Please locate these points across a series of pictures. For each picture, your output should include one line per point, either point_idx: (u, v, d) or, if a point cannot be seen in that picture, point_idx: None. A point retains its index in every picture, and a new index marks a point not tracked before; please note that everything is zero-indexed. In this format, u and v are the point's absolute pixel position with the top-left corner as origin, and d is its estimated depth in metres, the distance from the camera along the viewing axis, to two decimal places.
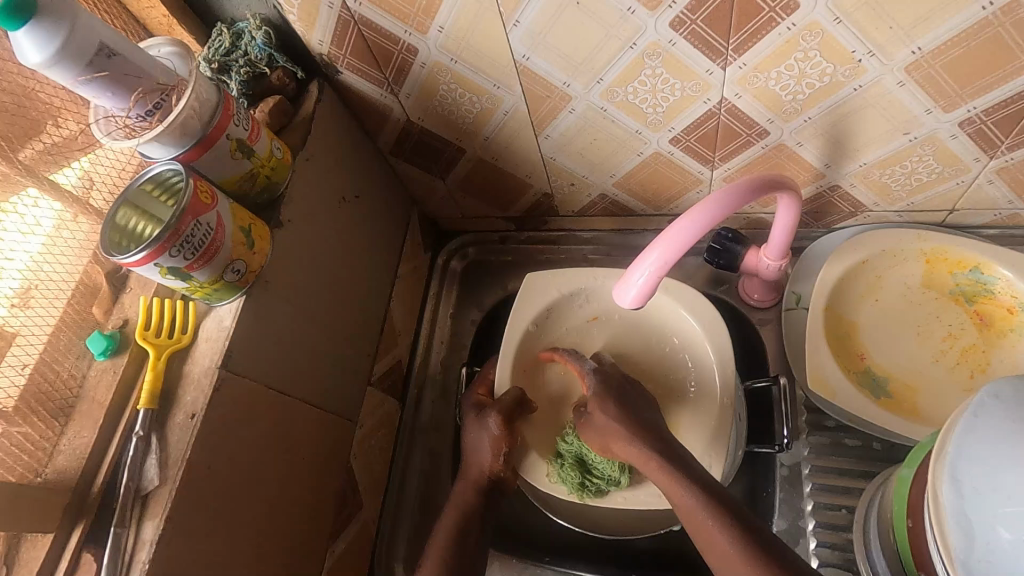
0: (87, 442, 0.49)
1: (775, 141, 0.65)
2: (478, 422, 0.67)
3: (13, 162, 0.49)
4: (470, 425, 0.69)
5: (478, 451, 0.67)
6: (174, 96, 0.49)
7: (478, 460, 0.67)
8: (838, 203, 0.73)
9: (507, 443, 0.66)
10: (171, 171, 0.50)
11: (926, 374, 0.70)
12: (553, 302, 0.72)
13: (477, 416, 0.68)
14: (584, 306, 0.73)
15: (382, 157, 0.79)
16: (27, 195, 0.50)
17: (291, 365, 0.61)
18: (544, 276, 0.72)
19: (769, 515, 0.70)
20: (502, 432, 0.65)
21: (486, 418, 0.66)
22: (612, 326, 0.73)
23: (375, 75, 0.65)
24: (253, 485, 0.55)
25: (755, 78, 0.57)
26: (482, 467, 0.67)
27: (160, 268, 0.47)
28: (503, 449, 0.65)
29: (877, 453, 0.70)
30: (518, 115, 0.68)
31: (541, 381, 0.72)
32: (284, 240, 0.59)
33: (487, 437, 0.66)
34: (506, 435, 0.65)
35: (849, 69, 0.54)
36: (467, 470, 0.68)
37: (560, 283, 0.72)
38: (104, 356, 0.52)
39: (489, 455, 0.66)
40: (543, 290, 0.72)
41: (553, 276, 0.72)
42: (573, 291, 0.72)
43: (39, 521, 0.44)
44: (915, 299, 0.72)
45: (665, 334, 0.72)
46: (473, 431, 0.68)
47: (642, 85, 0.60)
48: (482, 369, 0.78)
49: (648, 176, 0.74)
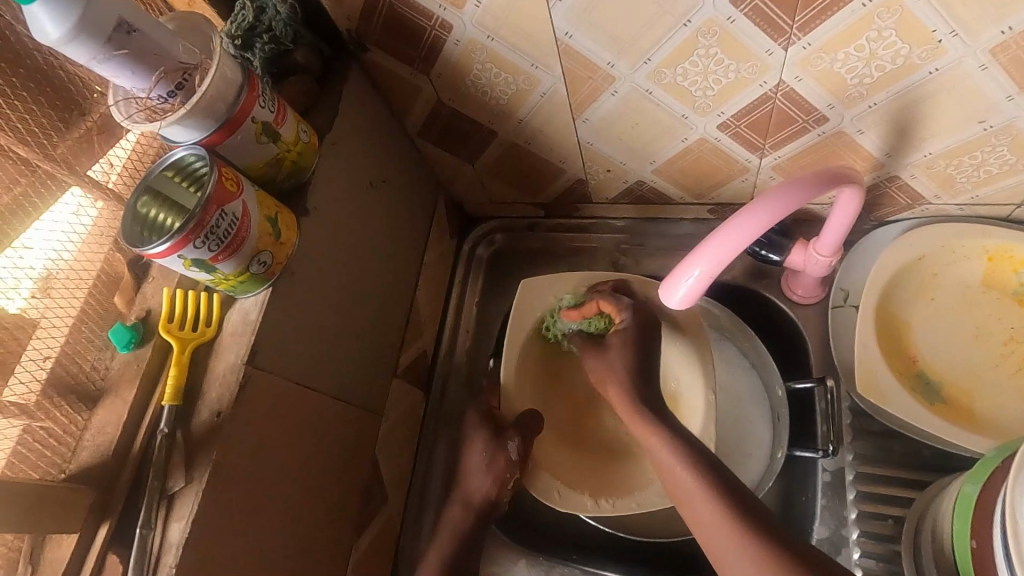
0: (110, 438, 0.47)
1: (834, 128, 0.60)
2: (495, 442, 0.68)
3: (51, 155, 0.47)
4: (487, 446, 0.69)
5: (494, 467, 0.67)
6: (196, 75, 0.46)
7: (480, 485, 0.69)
8: (895, 195, 0.68)
9: (519, 470, 0.67)
10: (194, 156, 0.47)
11: (983, 379, 0.66)
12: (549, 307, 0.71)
13: (500, 437, 0.68)
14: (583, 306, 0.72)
15: (409, 139, 0.76)
16: (72, 195, 0.49)
17: (319, 360, 0.58)
18: (538, 286, 0.70)
19: (810, 522, 0.67)
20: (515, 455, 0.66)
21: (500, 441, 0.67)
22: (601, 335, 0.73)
23: (406, 53, 0.61)
24: (281, 483, 0.54)
25: (820, 59, 0.52)
26: (486, 492, 0.69)
27: (184, 259, 0.44)
28: (514, 473, 0.68)
29: (929, 461, 0.66)
30: (556, 97, 0.63)
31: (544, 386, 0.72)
32: (311, 229, 0.56)
33: (498, 460, 0.68)
34: (523, 463, 0.66)
35: (926, 50, 0.49)
36: (471, 496, 0.69)
37: (554, 291, 0.71)
38: (127, 349, 0.50)
39: (495, 482, 0.68)
40: (535, 300, 0.70)
41: (545, 286, 0.70)
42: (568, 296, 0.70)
43: (65, 522, 0.43)
44: (974, 298, 0.68)
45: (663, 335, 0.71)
46: (485, 456, 0.68)
47: (693, 66, 0.55)
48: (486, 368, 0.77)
49: (691, 163, 0.70)
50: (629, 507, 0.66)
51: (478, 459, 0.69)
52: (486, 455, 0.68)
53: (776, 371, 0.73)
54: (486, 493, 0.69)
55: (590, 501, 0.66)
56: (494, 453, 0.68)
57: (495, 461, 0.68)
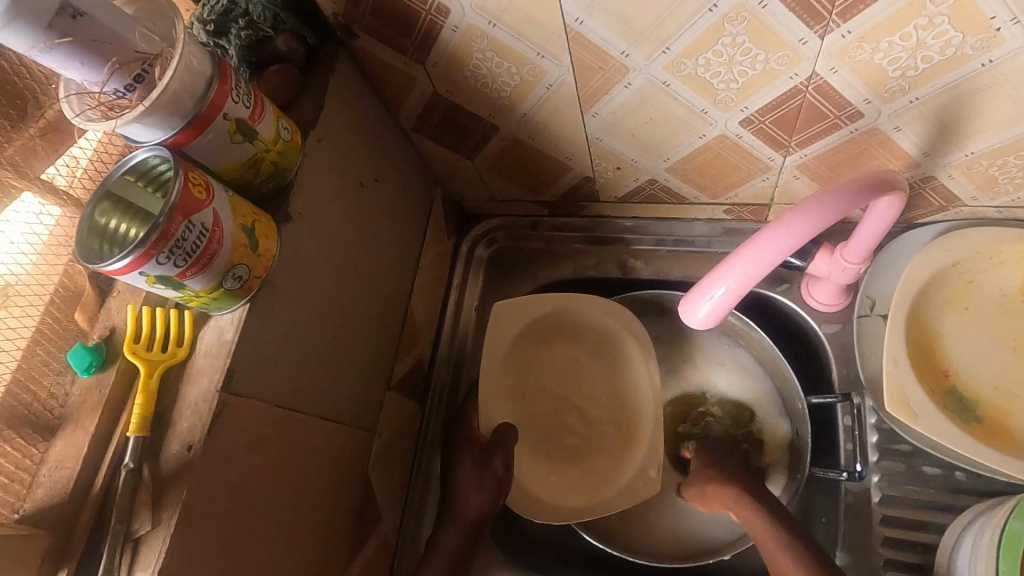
0: (69, 474, 0.42)
1: (868, 124, 0.54)
2: (481, 461, 0.67)
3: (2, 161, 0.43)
4: (470, 463, 0.68)
5: (476, 492, 0.67)
6: (157, 66, 0.40)
7: (477, 503, 0.66)
8: (929, 196, 0.62)
9: (505, 486, 0.67)
10: (157, 158, 0.42)
11: (1019, 395, 0.62)
12: (526, 321, 0.74)
13: (484, 457, 0.67)
14: (547, 325, 0.76)
15: (404, 133, 0.70)
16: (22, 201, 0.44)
17: (305, 378, 0.53)
18: (514, 303, 0.74)
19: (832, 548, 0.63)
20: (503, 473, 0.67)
21: (488, 458, 0.67)
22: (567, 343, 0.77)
23: (397, 40, 0.56)
24: (263, 516, 0.49)
25: (859, 49, 0.46)
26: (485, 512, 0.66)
27: (147, 277, 0.39)
28: (502, 492, 0.67)
29: (960, 483, 0.63)
30: (563, 90, 0.58)
31: (523, 393, 0.75)
32: (295, 236, 0.51)
33: (487, 478, 0.67)
34: (508, 478, 0.67)
35: (981, 40, 0.44)
36: (462, 517, 0.66)
37: (530, 308, 0.74)
38: (88, 373, 0.45)
39: (489, 498, 0.67)
40: (512, 316, 0.73)
41: (527, 302, 0.74)
42: (534, 320, 0.75)
43: (15, 574, 0.38)
44: (1011, 309, 0.63)
45: (617, 350, 0.77)
46: (473, 471, 0.67)
47: (717, 56, 0.50)
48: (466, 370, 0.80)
49: (709, 161, 0.64)
50: (594, 512, 0.70)
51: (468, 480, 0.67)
52: (475, 474, 0.67)
53: (794, 382, 0.70)
54: (480, 511, 0.66)
55: (559, 508, 0.70)
56: (481, 471, 0.67)
57: (483, 481, 0.67)
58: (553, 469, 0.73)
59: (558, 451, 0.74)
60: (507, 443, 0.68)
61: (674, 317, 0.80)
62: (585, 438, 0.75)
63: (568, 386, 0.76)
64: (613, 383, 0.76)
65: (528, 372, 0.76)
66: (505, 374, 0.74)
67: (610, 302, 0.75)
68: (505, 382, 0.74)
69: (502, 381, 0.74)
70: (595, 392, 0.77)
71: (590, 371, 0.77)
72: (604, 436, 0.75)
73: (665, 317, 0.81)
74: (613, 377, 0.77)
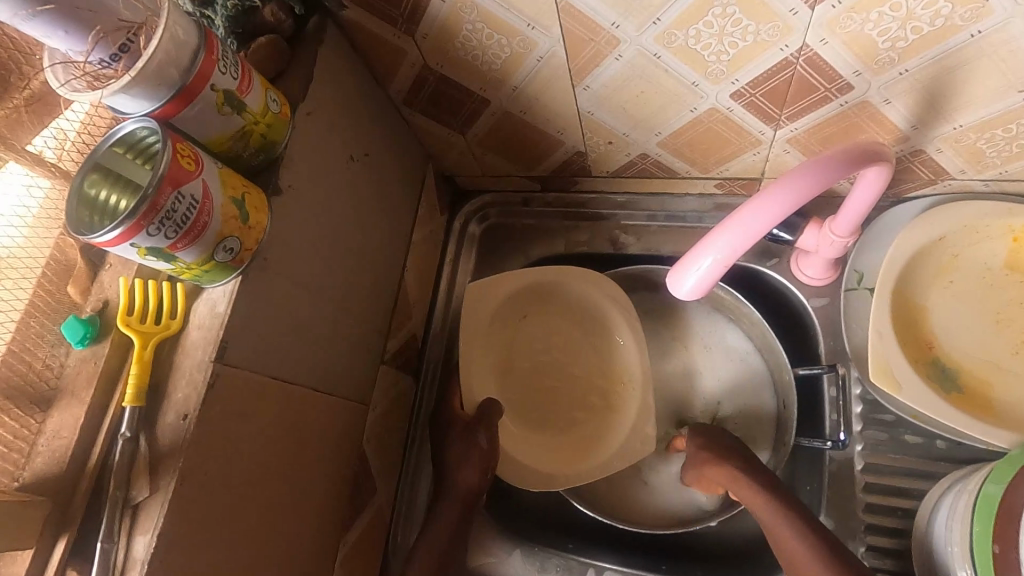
0: (67, 443, 0.43)
1: (858, 97, 0.54)
2: (467, 438, 0.68)
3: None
4: (456, 440, 0.68)
5: (462, 468, 0.67)
6: (143, 36, 0.40)
7: (466, 478, 0.67)
8: (917, 169, 0.63)
9: (492, 458, 0.68)
10: (145, 129, 0.42)
11: (1001, 366, 0.63)
12: (506, 297, 0.75)
13: (469, 432, 0.68)
14: (529, 299, 0.77)
15: (395, 108, 0.70)
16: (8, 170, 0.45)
17: (299, 351, 0.54)
18: (490, 284, 0.74)
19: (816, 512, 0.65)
20: (491, 448, 0.68)
21: (474, 434, 0.68)
22: (551, 314, 0.78)
23: (386, 11, 0.55)
24: (260, 484, 0.50)
25: (849, 20, 0.46)
26: (472, 484, 0.67)
27: (138, 248, 0.39)
28: (490, 466, 0.68)
29: (940, 451, 0.64)
30: (554, 62, 0.57)
31: (507, 365, 0.76)
32: (286, 210, 0.51)
33: (474, 454, 0.67)
34: (494, 449, 0.68)
35: (970, 10, 0.43)
36: (454, 489, 0.67)
37: (508, 286, 0.74)
38: (83, 344, 0.45)
39: (477, 473, 0.67)
40: (491, 293, 0.74)
41: (507, 278, 0.74)
42: (516, 295, 0.76)
43: (16, 539, 0.39)
44: (995, 281, 0.64)
45: (602, 323, 0.78)
46: (459, 451, 0.67)
47: (708, 27, 0.49)
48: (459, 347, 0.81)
49: (700, 135, 0.64)
50: (582, 476, 0.72)
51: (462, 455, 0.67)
52: (462, 449, 0.67)
53: (782, 354, 0.72)
54: (472, 485, 0.67)
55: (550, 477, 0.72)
56: (468, 446, 0.68)
57: (468, 455, 0.67)
58: (541, 438, 0.74)
59: (541, 420, 0.76)
60: (491, 417, 0.70)
61: (665, 292, 0.81)
62: (574, 408, 0.77)
63: (552, 357, 0.78)
64: (598, 353, 0.78)
65: (513, 346, 0.77)
66: (489, 349, 0.75)
67: (596, 276, 0.76)
68: (490, 356, 0.75)
69: (488, 355, 0.75)
70: (583, 362, 0.78)
71: (576, 345, 0.78)
72: (590, 406, 0.76)
73: (655, 292, 0.81)
74: (599, 349, 0.78)
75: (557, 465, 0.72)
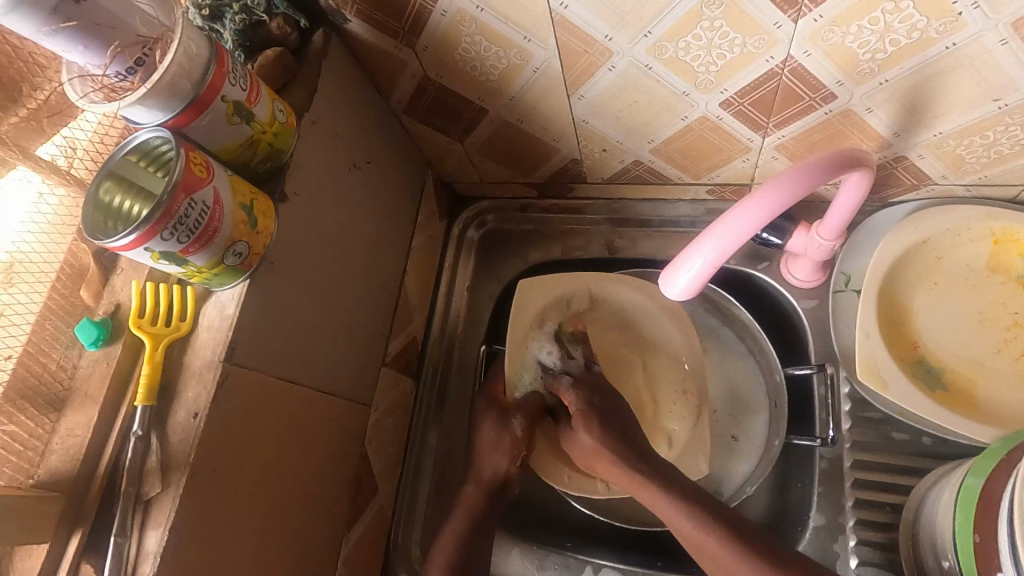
0: (81, 442, 0.45)
1: (842, 106, 0.57)
2: (501, 420, 0.67)
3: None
4: (489, 425, 0.68)
5: (490, 452, 0.67)
6: (158, 50, 0.42)
7: (496, 463, 0.66)
8: (901, 175, 0.65)
9: (526, 446, 0.67)
10: (159, 139, 0.44)
11: (984, 364, 0.65)
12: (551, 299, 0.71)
13: (504, 418, 0.67)
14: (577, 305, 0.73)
15: (396, 116, 0.72)
16: (16, 174, 0.46)
17: (304, 352, 0.56)
18: (536, 283, 0.71)
19: (806, 509, 0.67)
20: (525, 434, 0.66)
21: (510, 419, 0.67)
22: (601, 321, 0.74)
23: (389, 25, 0.57)
24: (266, 481, 0.52)
25: (831, 33, 0.48)
26: (501, 468, 0.66)
27: (152, 252, 0.41)
28: (521, 452, 0.66)
29: (927, 448, 0.67)
30: (550, 73, 0.60)
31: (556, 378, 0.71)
32: (292, 216, 0.53)
33: (508, 439, 0.66)
34: (527, 437, 0.67)
35: (945, 24, 0.46)
36: (480, 473, 0.66)
37: (551, 288, 0.71)
38: (96, 346, 0.47)
39: (507, 458, 0.66)
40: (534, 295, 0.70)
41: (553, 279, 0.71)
42: (566, 296, 0.72)
43: (32, 533, 0.40)
44: (978, 283, 0.66)
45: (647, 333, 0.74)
46: (492, 433, 0.67)
47: (697, 40, 0.51)
48: (458, 349, 0.82)
49: (691, 142, 0.66)
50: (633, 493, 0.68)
51: (489, 436, 0.67)
52: (493, 435, 0.67)
53: (773, 355, 0.74)
54: (500, 470, 0.66)
55: (601, 486, 0.69)
56: (500, 429, 0.67)
57: (501, 439, 0.66)
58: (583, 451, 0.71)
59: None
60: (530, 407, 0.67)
61: None
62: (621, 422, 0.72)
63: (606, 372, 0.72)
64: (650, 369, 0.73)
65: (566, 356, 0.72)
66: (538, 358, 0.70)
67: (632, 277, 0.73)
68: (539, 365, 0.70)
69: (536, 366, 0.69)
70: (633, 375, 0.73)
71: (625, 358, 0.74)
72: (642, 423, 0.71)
73: None
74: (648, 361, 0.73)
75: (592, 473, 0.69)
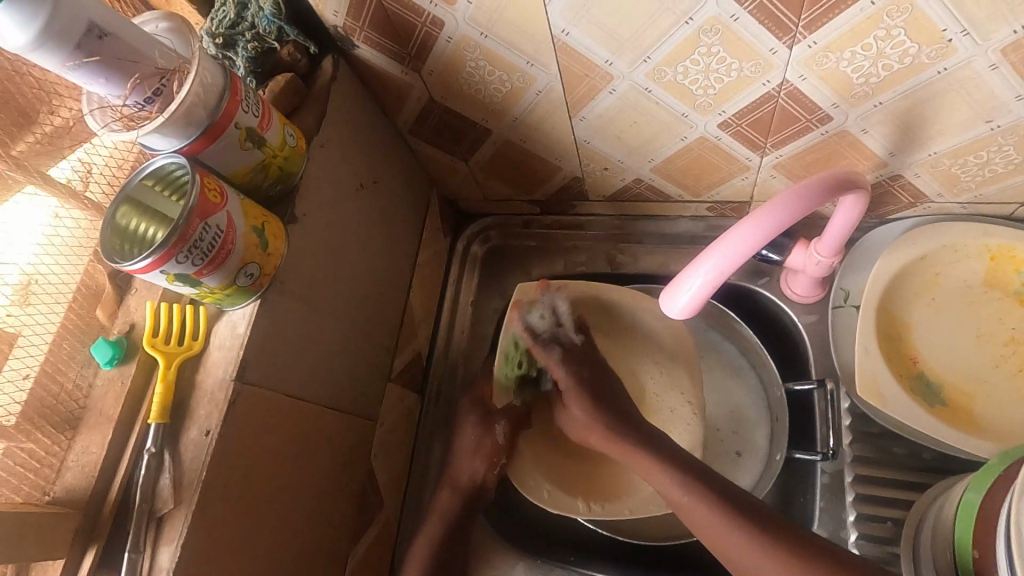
0: (96, 459, 0.46)
1: (837, 126, 0.58)
2: (483, 426, 0.69)
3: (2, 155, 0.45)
4: (478, 435, 0.69)
5: (472, 464, 0.69)
6: (175, 80, 0.44)
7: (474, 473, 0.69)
8: (898, 193, 0.66)
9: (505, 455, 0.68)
10: (174, 165, 0.45)
11: (982, 379, 0.66)
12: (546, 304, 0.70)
13: (489, 423, 0.69)
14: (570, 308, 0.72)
15: (401, 136, 0.73)
16: (25, 194, 0.46)
17: (311, 370, 0.57)
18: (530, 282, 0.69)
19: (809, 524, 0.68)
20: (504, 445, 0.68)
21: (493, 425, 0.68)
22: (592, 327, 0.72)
23: (396, 50, 0.59)
24: (274, 496, 0.53)
25: (825, 58, 0.50)
26: (477, 476, 0.70)
27: (167, 274, 0.42)
28: (499, 459, 0.68)
29: (927, 463, 0.68)
30: (552, 95, 0.61)
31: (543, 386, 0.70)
32: (301, 237, 0.55)
33: (487, 444, 0.68)
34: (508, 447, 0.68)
35: (936, 50, 0.47)
36: (457, 478, 0.70)
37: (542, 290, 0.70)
38: (112, 365, 0.48)
39: (485, 465, 0.69)
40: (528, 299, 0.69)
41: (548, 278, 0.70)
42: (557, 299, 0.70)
43: (49, 550, 0.41)
44: (975, 298, 0.67)
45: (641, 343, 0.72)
46: (472, 441, 0.69)
47: (694, 64, 0.53)
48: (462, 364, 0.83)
49: (691, 161, 0.68)
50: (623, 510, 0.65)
51: (467, 441, 0.69)
52: (474, 440, 0.69)
53: (774, 370, 0.75)
54: (475, 478, 0.69)
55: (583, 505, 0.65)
56: (484, 438, 0.68)
57: (479, 447, 0.68)
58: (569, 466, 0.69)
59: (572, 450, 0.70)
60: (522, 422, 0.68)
61: None
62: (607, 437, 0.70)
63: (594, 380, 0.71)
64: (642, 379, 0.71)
65: None
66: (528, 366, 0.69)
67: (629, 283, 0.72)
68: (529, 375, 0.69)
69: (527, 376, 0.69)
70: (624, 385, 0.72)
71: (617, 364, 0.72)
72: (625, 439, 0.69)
73: None
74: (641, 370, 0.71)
75: (585, 488, 0.67)
